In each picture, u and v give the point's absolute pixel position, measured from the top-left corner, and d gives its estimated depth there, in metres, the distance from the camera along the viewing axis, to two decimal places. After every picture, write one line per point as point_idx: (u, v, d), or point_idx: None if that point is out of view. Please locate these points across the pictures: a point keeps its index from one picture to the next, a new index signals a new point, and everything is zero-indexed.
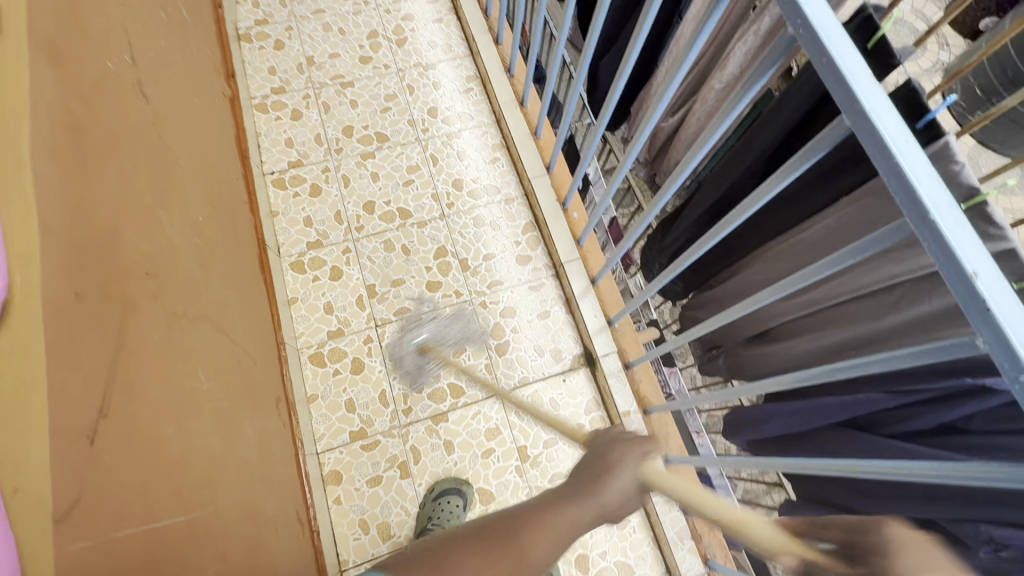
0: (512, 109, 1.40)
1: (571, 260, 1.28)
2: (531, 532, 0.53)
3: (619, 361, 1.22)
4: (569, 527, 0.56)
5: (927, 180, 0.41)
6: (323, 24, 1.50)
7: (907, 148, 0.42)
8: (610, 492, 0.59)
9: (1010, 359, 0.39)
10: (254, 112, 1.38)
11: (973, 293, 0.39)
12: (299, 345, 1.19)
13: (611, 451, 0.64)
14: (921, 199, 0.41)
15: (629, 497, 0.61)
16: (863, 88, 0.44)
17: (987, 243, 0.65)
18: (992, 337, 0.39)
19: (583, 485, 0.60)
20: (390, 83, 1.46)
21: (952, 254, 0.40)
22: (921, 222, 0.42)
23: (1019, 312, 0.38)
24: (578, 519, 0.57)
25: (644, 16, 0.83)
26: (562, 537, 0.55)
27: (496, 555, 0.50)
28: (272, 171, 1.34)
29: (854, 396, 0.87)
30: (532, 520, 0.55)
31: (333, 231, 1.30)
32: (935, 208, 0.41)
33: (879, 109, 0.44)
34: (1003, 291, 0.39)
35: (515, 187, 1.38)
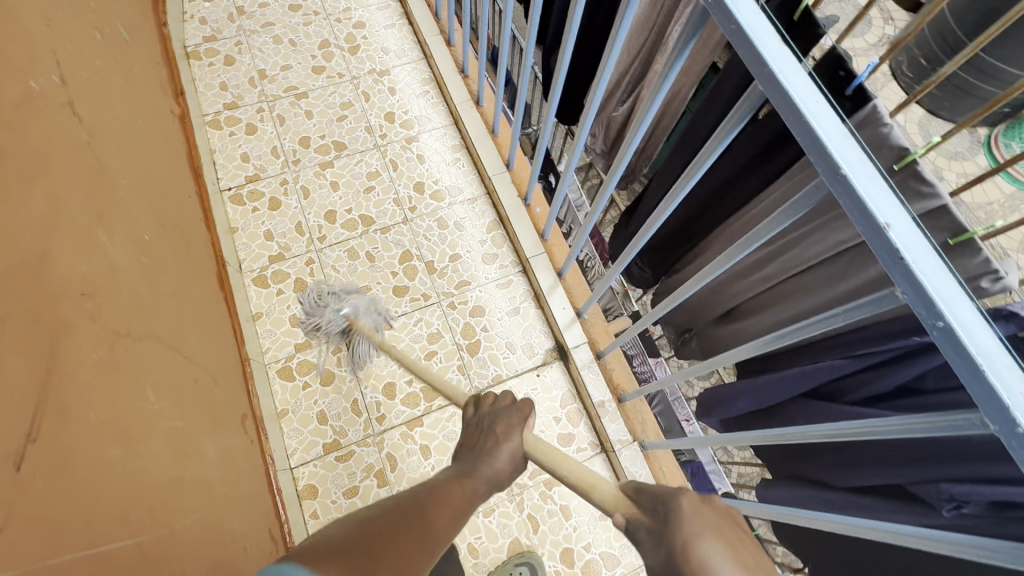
0: (469, 109, 1.40)
1: (537, 255, 1.28)
2: (434, 511, 0.57)
3: (590, 351, 1.22)
4: (466, 499, 0.66)
5: (837, 137, 0.42)
6: (273, 37, 1.48)
7: (816, 106, 0.42)
8: (499, 458, 0.75)
9: (926, 306, 0.39)
10: (207, 128, 1.36)
11: (887, 246, 0.40)
12: (267, 360, 1.17)
13: (494, 423, 0.81)
14: (832, 156, 0.41)
15: (516, 461, 0.77)
16: (770, 51, 0.44)
17: (918, 203, 0.64)
18: (907, 285, 0.40)
19: (478, 455, 0.76)
20: (345, 91, 1.45)
21: (864, 208, 0.40)
22: (835, 179, 0.42)
23: (933, 261, 0.39)
24: (476, 488, 0.69)
25: (574, 10, 0.83)
26: (460, 509, 0.63)
27: (411, 536, 0.51)
28: (229, 187, 1.31)
29: (814, 365, 0.88)
30: (438, 497, 0.61)
31: (295, 242, 1.28)
32: (845, 163, 0.41)
33: (787, 71, 0.44)
34: (916, 240, 0.39)
35: (477, 186, 1.38)
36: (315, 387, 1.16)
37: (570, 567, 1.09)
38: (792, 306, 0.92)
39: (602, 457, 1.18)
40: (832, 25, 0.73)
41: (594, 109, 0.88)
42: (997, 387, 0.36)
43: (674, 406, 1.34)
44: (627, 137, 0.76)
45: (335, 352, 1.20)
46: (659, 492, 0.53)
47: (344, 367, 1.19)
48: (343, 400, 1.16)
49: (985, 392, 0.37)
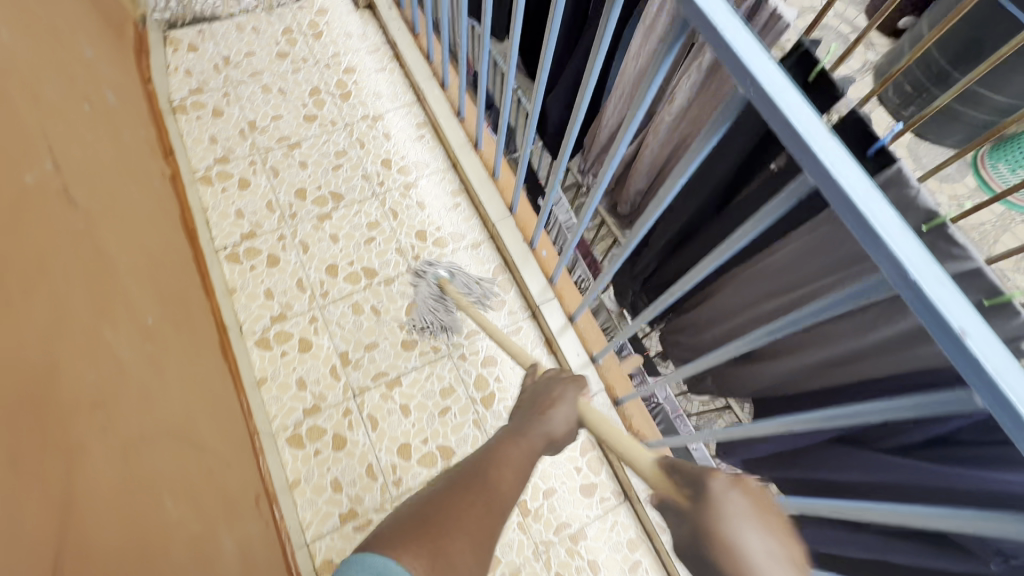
0: (467, 152, 1.39)
1: (546, 300, 1.26)
2: (498, 473, 0.69)
3: (607, 398, 1.19)
4: (525, 456, 0.76)
5: (901, 237, 0.41)
6: (262, 86, 1.45)
7: (879, 208, 0.41)
8: (552, 420, 0.85)
9: (1010, 413, 0.38)
10: (198, 185, 1.31)
11: (966, 354, 0.39)
12: (275, 429, 1.12)
13: (550, 389, 0.91)
14: (898, 258, 0.40)
15: (570, 423, 0.87)
16: (826, 149, 0.43)
17: (950, 264, 0.64)
18: (987, 391, 0.39)
19: (532, 420, 0.84)
20: (339, 139, 1.42)
21: (938, 314, 0.39)
22: (903, 282, 0.41)
23: (1017, 371, 0.38)
24: (533, 445, 0.79)
25: (588, 77, 0.81)
26: (523, 470, 0.73)
27: (472, 498, 0.62)
28: (225, 246, 1.26)
29: (841, 413, 0.89)
30: (500, 461, 0.72)
31: (297, 300, 1.24)
32: (912, 266, 0.40)
33: (845, 170, 0.43)
34: (995, 348, 0.38)
35: (480, 230, 1.36)
36: (328, 453, 1.12)
37: None
38: (816, 353, 0.92)
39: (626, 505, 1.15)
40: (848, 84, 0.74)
41: (613, 164, 0.87)
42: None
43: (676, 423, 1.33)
44: (653, 199, 0.75)
45: (345, 415, 1.16)
46: (690, 476, 0.69)
47: (356, 430, 1.14)
48: (357, 465, 1.12)
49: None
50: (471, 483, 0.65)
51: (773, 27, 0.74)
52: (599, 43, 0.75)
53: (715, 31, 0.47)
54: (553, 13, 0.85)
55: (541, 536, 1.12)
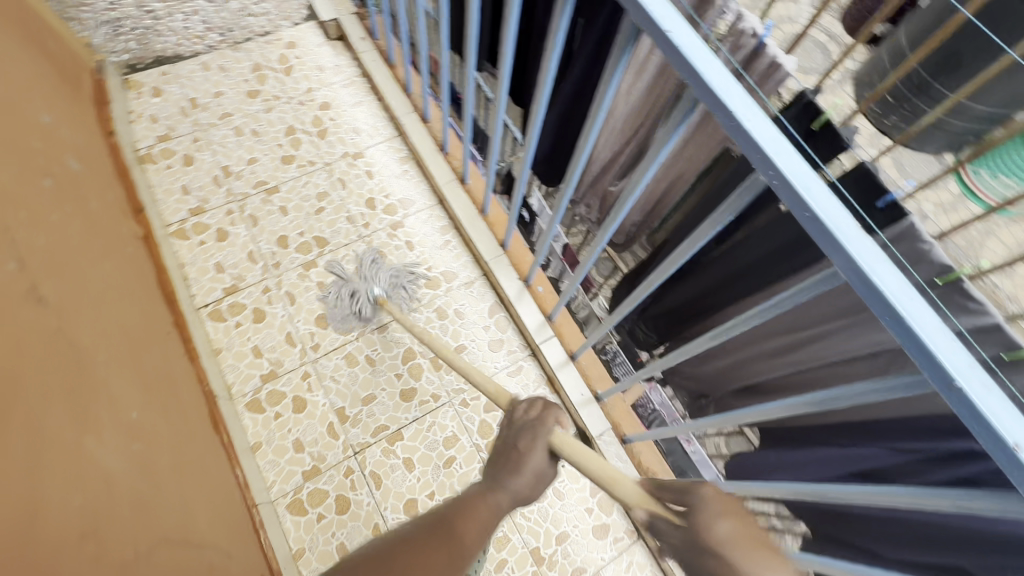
0: (454, 188, 1.35)
1: (546, 339, 1.23)
2: (463, 526, 0.61)
3: (614, 436, 1.18)
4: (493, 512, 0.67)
5: (944, 342, 0.41)
6: (233, 128, 1.39)
7: (917, 311, 0.41)
8: (523, 476, 0.72)
9: None
10: (172, 240, 1.25)
11: (1020, 465, 0.38)
12: (273, 496, 1.07)
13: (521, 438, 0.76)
14: (943, 366, 0.40)
15: (542, 477, 0.74)
16: (858, 248, 0.43)
17: (967, 317, 0.63)
18: None
19: (502, 472, 0.73)
20: (319, 180, 1.37)
21: (987, 423, 0.39)
22: (946, 385, 0.41)
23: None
24: (499, 502, 0.69)
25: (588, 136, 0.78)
26: (487, 523, 0.65)
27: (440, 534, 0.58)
28: (206, 303, 1.20)
29: (854, 451, 0.89)
30: (463, 508, 0.65)
31: (287, 356, 1.19)
32: (958, 373, 0.40)
33: (879, 270, 0.43)
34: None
35: (472, 268, 1.32)
36: (331, 518, 1.08)
37: None
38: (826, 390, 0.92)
39: (640, 542, 1.14)
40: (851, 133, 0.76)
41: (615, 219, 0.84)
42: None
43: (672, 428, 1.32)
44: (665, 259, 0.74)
45: (346, 475, 1.11)
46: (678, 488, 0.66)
47: (359, 490, 1.10)
48: (363, 527, 1.08)
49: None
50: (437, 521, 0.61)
51: (773, 74, 0.76)
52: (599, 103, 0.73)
53: (738, 123, 0.47)
54: (546, 67, 0.80)
55: None
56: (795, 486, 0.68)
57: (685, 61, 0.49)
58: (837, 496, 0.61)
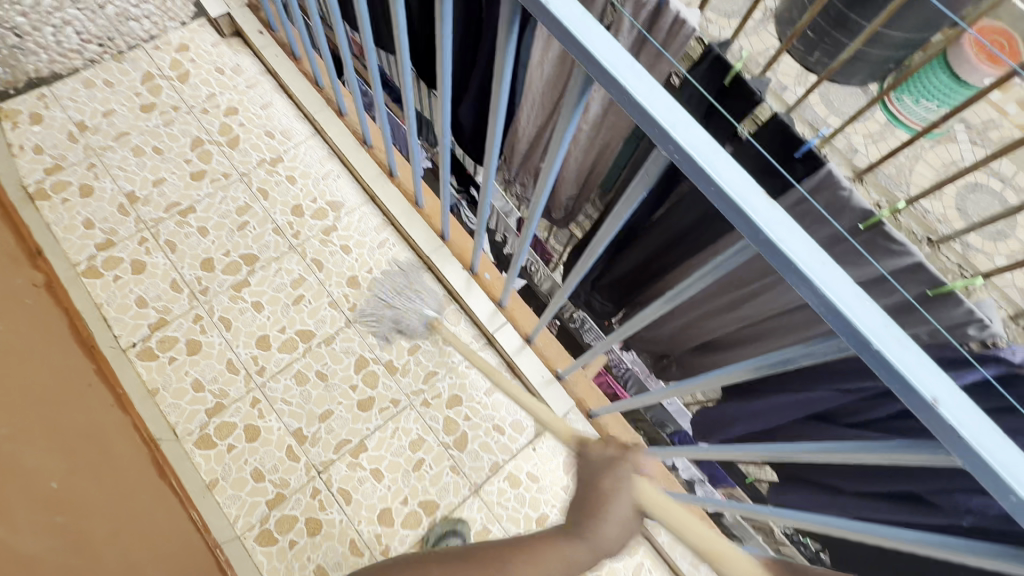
0: (383, 183, 1.29)
1: (499, 327, 1.21)
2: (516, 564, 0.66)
3: (580, 413, 1.18)
4: (566, 565, 0.66)
5: (858, 305, 0.39)
6: (132, 148, 1.27)
7: (828, 277, 0.40)
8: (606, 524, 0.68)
9: (992, 479, 0.37)
10: (83, 280, 1.15)
11: (941, 421, 0.37)
12: (240, 531, 1.03)
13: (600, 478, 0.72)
14: (858, 329, 0.39)
15: (625, 526, 0.69)
16: (764, 217, 0.41)
17: (891, 259, 0.65)
18: (970, 459, 0.38)
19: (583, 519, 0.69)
20: (238, 193, 1.28)
21: (907, 383, 0.38)
22: (865, 349, 0.40)
23: (992, 435, 0.37)
24: (574, 558, 0.66)
25: (493, 129, 0.72)
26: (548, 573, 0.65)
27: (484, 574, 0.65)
28: (133, 342, 1.13)
29: (806, 395, 0.92)
30: (525, 553, 0.67)
31: (231, 385, 1.13)
32: (874, 335, 0.39)
33: (787, 237, 0.41)
34: (966, 412, 0.37)
35: (414, 265, 1.27)
36: (304, 542, 1.05)
37: None
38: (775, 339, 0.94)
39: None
40: (763, 83, 0.75)
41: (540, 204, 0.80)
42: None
43: (645, 380, 1.40)
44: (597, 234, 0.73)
45: (314, 496, 1.08)
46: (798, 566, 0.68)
47: (329, 509, 1.07)
48: (339, 544, 1.05)
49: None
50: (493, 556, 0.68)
51: (678, 32, 0.74)
52: (496, 101, 0.66)
53: (631, 99, 0.44)
54: (441, 54, 0.73)
55: None
56: (751, 446, 0.69)
57: (569, 34, 0.45)
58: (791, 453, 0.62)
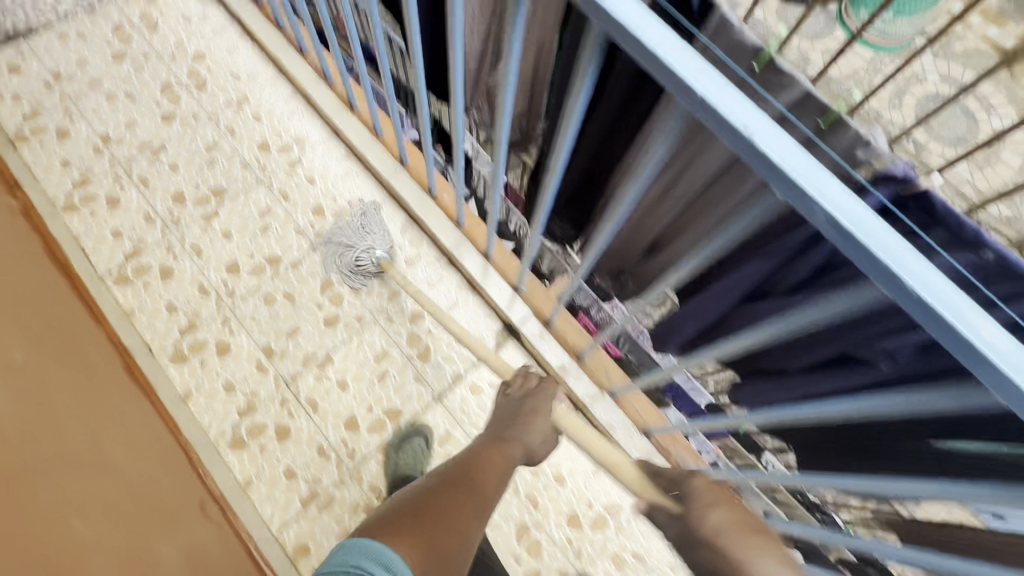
0: (343, 114, 1.33)
1: (458, 244, 1.25)
2: (483, 479, 0.87)
3: (538, 321, 1.22)
4: (505, 463, 0.92)
5: (731, 101, 0.45)
6: (105, 94, 1.33)
7: (759, 126, 0.44)
8: (533, 434, 0.98)
9: (848, 236, 0.43)
10: (63, 215, 1.21)
11: (859, 248, 0.43)
12: (212, 437, 1.09)
13: (526, 403, 1.02)
14: (731, 122, 0.44)
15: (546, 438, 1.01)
16: (700, 79, 0.45)
17: (784, 94, 0.66)
18: (827, 222, 0.44)
19: (519, 431, 0.98)
20: (206, 131, 1.33)
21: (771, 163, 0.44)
22: (741, 142, 0.45)
23: (842, 198, 0.43)
24: (512, 455, 0.94)
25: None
26: (502, 471, 0.91)
27: (457, 493, 0.82)
28: (110, 270, 1.19)
29: (736, 272, 0.91)
30: (482, 463, 0.90)
31: (203, 306, 1.19)
32: (744, 125, 0.44)
33: (722, 97, 0.45)
34: (825, 183, 0.44)
35: (376, 192, 1.31)
36: (273, 447, 1.10)
37: (578, 529, 1.11)
38: (701, 225, 0.90)
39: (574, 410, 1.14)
40: None
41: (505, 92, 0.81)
42: (986, 354, 0.41)
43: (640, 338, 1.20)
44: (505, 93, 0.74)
45: (282, 405, 1.13)
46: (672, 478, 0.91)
47: (297, 416, 1.12)
48: (307, 448, 1.11)
49: (967, 349, 0.41)
50: (461, 477, 0.86)
51: None
52: None
53: None
54: None
55: (505, 465, 1.14)
56: None
57: None
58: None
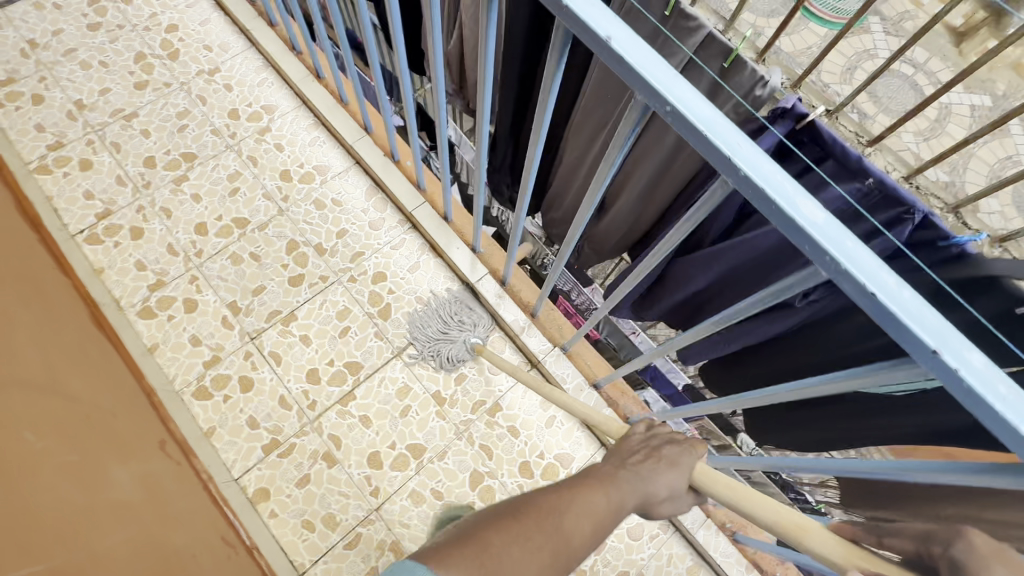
0: (310, 83, 1.39)
1: (418, 206, 1.29)
2: (573, 518, 0.54)
3: (494, 281, 1.25)
4: (611, 511, 0.59)
5: (597, 12, 0.45)
6: (80, 63, 1.37)
7: (613, 31, 0.44)
8: (657, 485, 0.66)
9: (711, 147, 0.43)
10: (36, 177, 1.25)
11: (727, 164, 0.42)
12: (177, 387, 1.13)
13: (662, 447, 0.71)
14: (595, 32, 0.44)
15: (675, 492, 0.68)
16: None
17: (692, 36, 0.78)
18: (692, 135, 0.44)
19: (636, 477, 0.65)
20: (178, 100, 1.37)
21: (636, 73, 0.44)
22: (607, 53, 0.45)
23: (702, 106, 0.43)
24: (622, 502, 0.61)
25: None
26: (603, 521, 0.58)
27: (541, 538, 0.51)
28: (81, 230, 1.23)
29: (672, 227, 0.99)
30: (578, 506, 0.56)
31: (171, 266, 1.23)
32: (608, 35, 0.44)
33: (583, 6, 0.45)
34: (686, 93, 0.43)
35: (343, 159, 1.36)
36: (236, 397, 1.14)
37: (531, 478, 1.15)
38: (637, 178, 0.99)
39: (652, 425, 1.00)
40: None
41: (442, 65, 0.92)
42: (829, 250, 0.40)
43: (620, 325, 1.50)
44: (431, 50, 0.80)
45: (246, 358, 1.17)
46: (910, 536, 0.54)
47: (260, 369, 1.17)
48: (269, 399, 1.15)
49: (831, 262, 0.41)
50: (544, 509, 0.53)
51: None
52: None
53: None
54: None
55: (461, 418, 1.18)
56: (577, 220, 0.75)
57: None
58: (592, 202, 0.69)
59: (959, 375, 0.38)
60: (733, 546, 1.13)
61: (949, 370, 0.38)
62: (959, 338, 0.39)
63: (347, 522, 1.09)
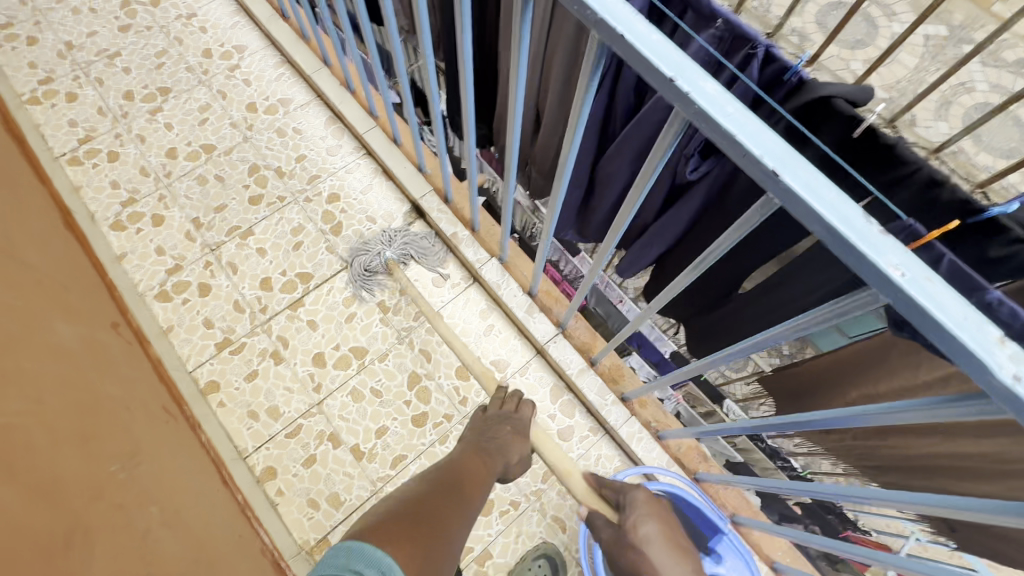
0: (276, 22, 1.48)
1: (369, 130, 1.37)
2: (471, 483, 0.77)
3: (438, 198, 1.30)
4: (487, 470, 0.85)
5: None
6: (72, 9, 1.50)
7: None
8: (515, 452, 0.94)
9: None
10: (26, 107, 1.38)
11: None
12: (141, 289, 1.23)
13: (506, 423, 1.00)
14: None
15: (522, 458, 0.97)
16: None
17: None
18: None
19: (502, 446, 0.93)
20: (157, 41, 1.48)
21: None
22: None
23: None
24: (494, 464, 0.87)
25: None
26: (486, 477, 0.84)
27: (446, 508, 0.66)
28: (64, 152, 1.34)
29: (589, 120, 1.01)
30: (469, 470, 0.81)
31: (142, 185, 1.33)
32: None
33: None
34: None
35: (305, 93, 1.44)
36: (194, 300, 1.23)
37: (467, 380, 1.20)
38: (553, 79, 1.03)
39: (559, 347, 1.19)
40: None
41: None
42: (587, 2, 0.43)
43: (605, 292, 1.42)
44: None
45: (205, 267, 1.26)
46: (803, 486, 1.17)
47: (218, 277, 1.25)
48: (225, 303, 1.23)
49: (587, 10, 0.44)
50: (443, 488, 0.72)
51: None
52: None
53: None
54: None
55: (403, 325, 1.24)
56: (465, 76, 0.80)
57: None
58: (467, 52, 0.76)
59: (688, 96, 0.41)
60: (657, 443, 1.14)
61: (683, 95, 0.41)
62: (697, 71, 0.42)
63: (290, 414, 1.15)
